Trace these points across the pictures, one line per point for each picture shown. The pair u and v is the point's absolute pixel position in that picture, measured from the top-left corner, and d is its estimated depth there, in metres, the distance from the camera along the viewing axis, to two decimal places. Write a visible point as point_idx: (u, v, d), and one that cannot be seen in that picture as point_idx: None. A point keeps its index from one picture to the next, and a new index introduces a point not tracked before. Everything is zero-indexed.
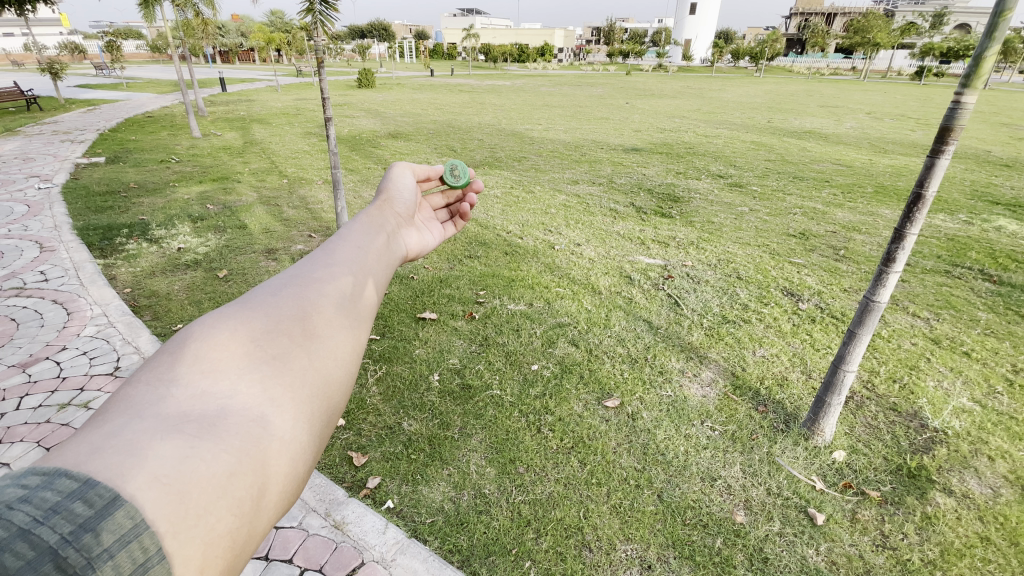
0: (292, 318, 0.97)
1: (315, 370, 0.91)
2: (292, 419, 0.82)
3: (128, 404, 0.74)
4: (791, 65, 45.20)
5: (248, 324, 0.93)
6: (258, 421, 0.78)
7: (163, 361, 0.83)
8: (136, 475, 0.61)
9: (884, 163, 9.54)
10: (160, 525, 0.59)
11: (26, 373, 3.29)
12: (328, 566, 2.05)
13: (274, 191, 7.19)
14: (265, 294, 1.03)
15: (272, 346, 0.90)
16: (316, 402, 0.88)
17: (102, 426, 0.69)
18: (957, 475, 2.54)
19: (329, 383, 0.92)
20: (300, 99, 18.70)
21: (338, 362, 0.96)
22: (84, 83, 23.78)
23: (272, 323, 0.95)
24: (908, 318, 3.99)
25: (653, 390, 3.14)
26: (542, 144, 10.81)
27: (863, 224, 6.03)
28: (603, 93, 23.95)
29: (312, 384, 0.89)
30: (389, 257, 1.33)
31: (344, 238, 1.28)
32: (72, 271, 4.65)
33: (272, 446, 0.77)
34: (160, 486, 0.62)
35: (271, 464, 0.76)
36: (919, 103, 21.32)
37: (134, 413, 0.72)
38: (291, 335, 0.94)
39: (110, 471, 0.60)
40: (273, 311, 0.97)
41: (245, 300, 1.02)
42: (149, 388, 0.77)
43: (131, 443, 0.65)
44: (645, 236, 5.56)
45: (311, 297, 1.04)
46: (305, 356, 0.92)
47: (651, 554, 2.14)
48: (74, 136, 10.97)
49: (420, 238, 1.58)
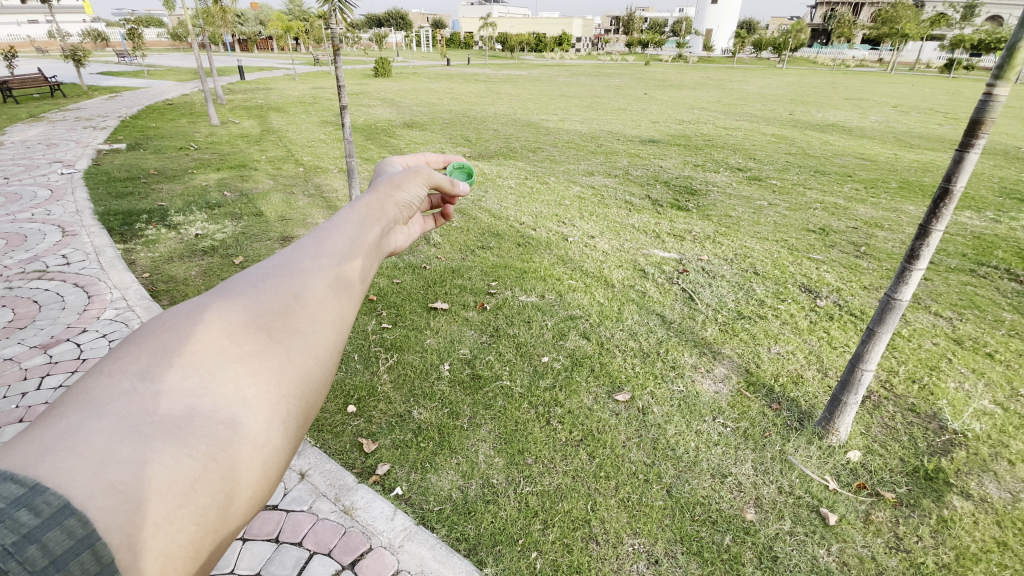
0: (272, 312, 0.89)
1: (295, 368, 0.84)
2: (267, 420, 0.77)
3: (87, 397, 0.70)
4: (815, 56, 44.06)
5: (223, 317, 0.86)
6: (228, 424, 0.73)
7: (129, 353, 0.78)
8: (88, 482, 0.58)
9: (908, 157, 9.28)
10: (114, 536, 0.57)
11: (48, 354, 3.38)
12: (337, 551, 2.08)
13: (291, 179, 7.25)
14: (243, 285, 0.95)
15: (247, 342, 0.84)
16: (293, 404, 0.82)
17: (58, 423, 0.65)
18: (976, 479, 2.48)
19: (308, 382, 0.85)
20: (318, 87, 18.78)
21: (319, 359, 0.89)
22: (108, 70, 24.24)
23: (250, 316, 0.87)
24: (929, 317, 3.89)
25: (665, 384, 3.11)
26: (558, 134, 10.71)
27: (885, 221, 5.88)
28: (620, 83, 23.61)
29: (291, 384, 0.83)
30: (382, 252, 1.22)
31: (337, 224, 1.16)
32: (93, 255, 4.75)
33: (242, 450, 0.73)
34: (115, 494, 0.59)
35: (241, 471, 0.72)
36: (948, 96, 20.66)
37: (93, 409, 0.68)
38: (268, 330, 0.87)
39: (60, 475, 0.57)
40: (252, 305, 0.89)
41: (222, 289, 0.94)
42: (112, 381, 0.73)
43: (86, 443, 0.62)
44: (660, 229, 5.50)
45: (294, 290, 0.94)
46: (284, 354, 0.84)
47: (658, 548, 2.13)
48: (97, 123, 11.18)
49: (413, 233, 1.45)
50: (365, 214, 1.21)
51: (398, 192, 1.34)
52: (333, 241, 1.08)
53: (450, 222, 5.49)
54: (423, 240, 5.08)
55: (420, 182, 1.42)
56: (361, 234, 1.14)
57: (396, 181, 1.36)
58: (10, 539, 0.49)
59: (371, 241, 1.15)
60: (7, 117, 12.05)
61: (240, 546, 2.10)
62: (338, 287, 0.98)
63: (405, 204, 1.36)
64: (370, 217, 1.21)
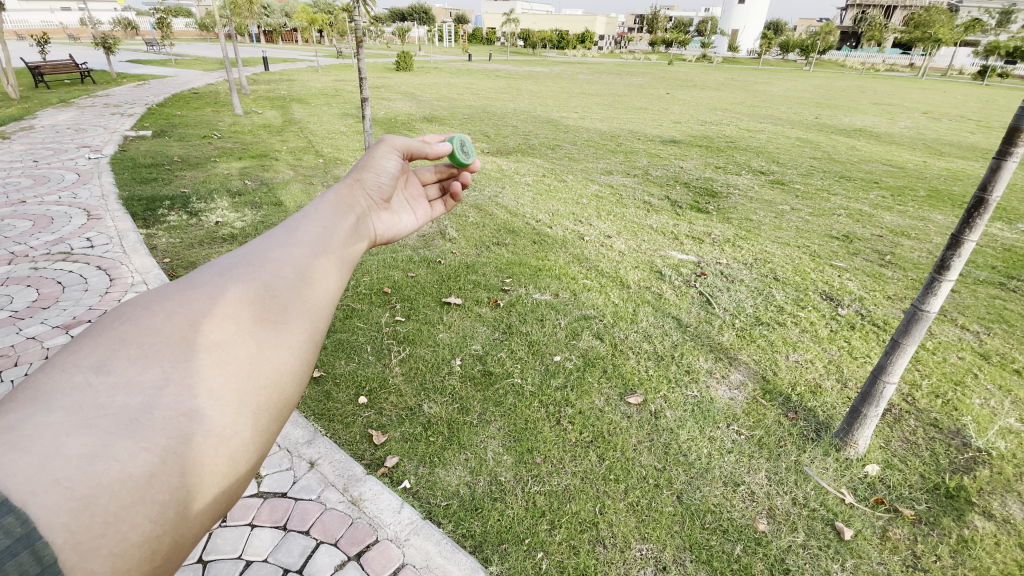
0: (241, 303, 0.96)
1: (264, 359, 0.91)
2: (232, 413, 0.83)
3: (39, 391, 0.73)
4: (845, 58, 43.03)
5: (188, 307, 0.91)
6: (193, 416, 0.78)
7: (84, 345, 0.81)
8: (31, 479, 0.61)
9: (939, 165, 9.01)
10: (58, 536, 0.60)
11: (69, 334, 3.46)
12: (344, 541, 2.08)
13: (310, 170, 7.30)
14: (211, 274, 1.01)
15: (215, 331, 0.89)
16: (263, 395, 0.88)
17: (5, 418, 0.68)
18: (999, 499, 2.39)
19: (280, 373, 0.92)
20: (340, 80, 18.91)
21: (291, 350, 0.96)
22: (135, 58, 24.67)
23: (216, 306, 0.93)
24: (955, 331, 3.76)
25: (679, 389, 3.06)
26: (578, 132, 10.62)
27: (913, 230, 5.71)
28: (643, 82, 23.34)
29: (260, 374, 0.89)
30: (357, 236, 1.32)
31: (310, 213, 1.28)
32: (116, 239, 4.84)
33: (207, 444, 0.79)
34: (60, 490, 0.63)
35: (206, 465, 0.78)
36: (979, 103, 20.15)
37: (43, 404, 0.71)
38: (239, 320, 0.93)
39: (3, 472, 0.60)
40: (221, 296, 0.95)
41: (189, 279, 0.99)
42: (64, 375, 0.75)
43: (32, 440, 0.66)
44: (679, 231, 5.42)
45: (265, 279, 1.02)
46: (254, 345, 0.91)
47: (666, 555, 2.09)
48: (124, 109, 11.40)
49: (396, 219, 1.57)
50: (333, 205, 1.34)
51: (366, 174, 1.50)
52: (305, 232, 1.17)
53: (467, 218, 5.48)
54: (439, 235, 5.08)
55: (389, 161, 1.55)
56: (333, 222, 1.26)
57: (365, 165, 1.50)
58: None
59: (342, 227, 1.27)
60: (38, 102, 12.32)
61: (248, 531, 2.12)
62: (308, 271, 1.08)
63: (374, 185, 1.51)
64: (341, 204, 1.35)
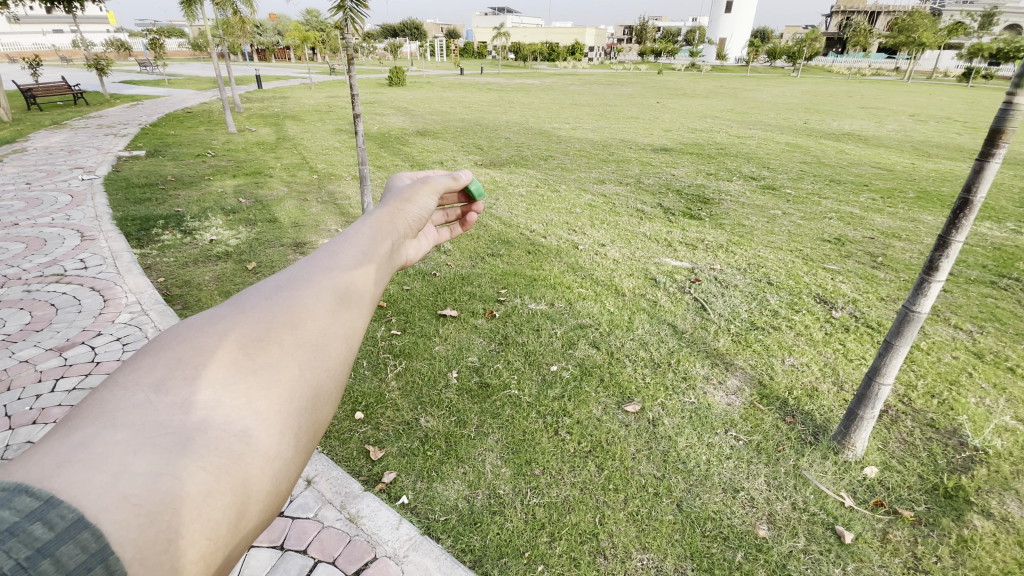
0: (283, 326, 0.86)
1: (306, 381, 0.82)
2: (277, 432, 0.75)
3: (102, 409, 0.68)
4: (831, 64, 43.73)
5: (237, 331, 0.83)
6: (242, 436, 0.71)
7: (142, 365, 0.75)
8: (102, 495, 0.56)
9: (927, 167, 9.10)
10: (127, 551, 0.54)
11: (62, 356, 3.44)
12: (342, 559, 2.06)
13: (304, 186, 7.34)
14: (258, 297, 0.93)
15: (260, 356, 0.81)
16: (305, 417, 0.79)
17: (73, 435, 0.63)
18: (997, 498, 2.39)
19: (320, 395, 0.83)
20: (334, 96, 19.01)
21: (330, 371, 0.86)
22: (128, 79, 24.90)
23: (263, 329, 0.85)
24: (949, 330, 3.79)
25: (676, 396, 3.05)
26: (569, 143, 10.70)
27: (903, 231, 5.76)
28: (634, 92, 23.54)
29: (302, 396, 0.80)
30: (393, 267, 1.20)
31: (348, 237, 1.14)
32: (111, 259, 4.84)
33: (255, 464, 0.71)
34: (128, 507, 0.58)
35: (253, 484, 0.70)
36: (965, 105, 20.38)
37: (108, 422, 0.66)
38: (282, 343, 0.84)
39: (74, 489, 0.55)
40: (266, 320, 0.87)
41: (236, 303, 0.91)
42: (126, 394, 0.70)
43: (101, 457, 0.60)
44: (672, 238, 5.45)
45: (306, 302, 0.92)
46: (296, 366, 0.82)
47: (667, 564, 2.08)
48: (117, 130, 11.44)
49: (423, 244, 1.45)
50: (375, 228, 1.20)
51: (406, 205, 1.35)
52: (346, 255, 1.06)
53: None
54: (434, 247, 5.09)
55: (429, 194, 1.40)
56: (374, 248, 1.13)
57: (406, 195, 1.35)
58: (22, 554, 0.47)
59: (383, 251, 1.14)
60: (32, 124, 12.39)
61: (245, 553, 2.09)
62: (350, 297, 0.97)
63: (414, 218, 1.35)
64: (382, 229, 1.21)
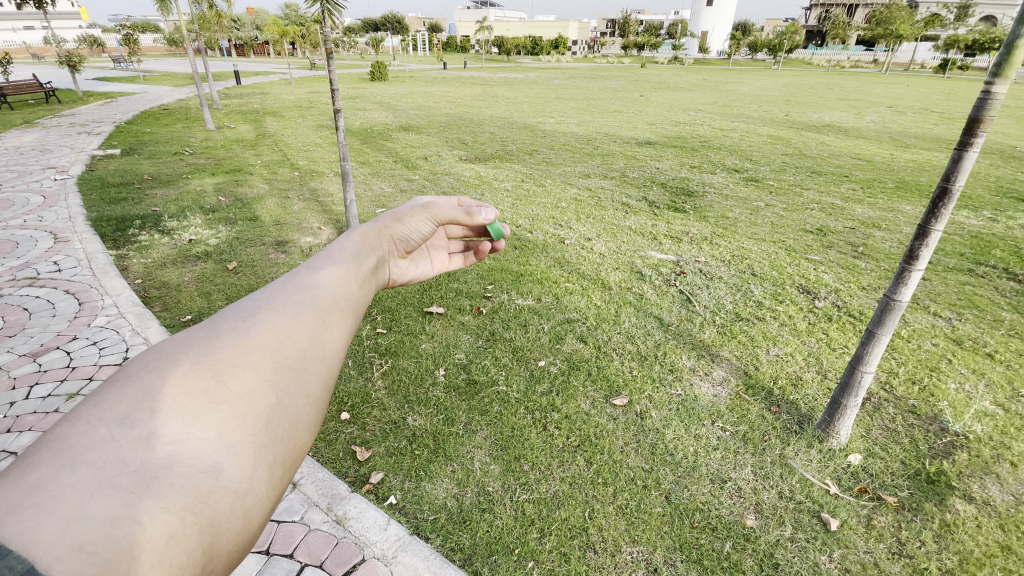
0: (261, 348, 0.83)
1: (283, 409, 0.80)
2: (249, 466, 0.72)
3: (63, 446, 0.64)
4: (811, 57, 44.19)
5: (212, 355, 0.80)
6: (211, 471, 0.68)
7: (110, 394, 0.72)
8: (53, 544, 0.53)
9: (905, 157, 9.27)
10: None
11: (37, 362, 3.34)
12: (329, 562, 2.03)
13: (286, 183, 7.22)
14: (234, 315, 0.90)
15: (235, 381, 0.78)
16: (280, 446, 0.78)
17: (28, 475, 0.59)
18: (978, 482, 2.44)
19: (297, 424, 0.81)
20: (315, 92, 18.69)
21: (310, 399, 0.85)
22: (100, 76, 24.13)
23: (239, 352, 0.82)
24: (928, 318, 3.86)
25: (663, 388, 3.07)
26: (554, 137, 10.67)
27: (883, 221, 5.86)
28: (617, 85, 23.56)
29: (279, 426, 0.78)
30: (376, 280, 1.19)
31: (330, 253, 1.13)
32: (85, 262, 4.70)
33: (224, 502, 0.68)
34: (83, 557, 0.55)
35: (221, 524, 0.68)
36: (942, 96, 20.74)
37: (66, 460, 0.62)
38: (259, 368, 0.81)
39: (26, 538, 0.52)
40: (244, 342, 0.83)
41: (212, 323, 0.87)
42: (89, 428, 0.67)
43: (56, 500, 0.57)
44: (657, 231, 5.47)
45: (285, 322, 0.90)
46: (272, 394, 0.80)
47: (657, 556, 2.09)
48: (90, 128, 11.11)
49: (412, 269, 1.41)
50: (358, 245, 1.19)
51: (397, 226, 1.33)
52: (326, 273, 1.04)
53: None
54: None
55: (425, 218, 1.38)
56: (355, 262, 1.13)
57: (397, 214, 1.34)
58: None
59: (365, 268, 1.13)
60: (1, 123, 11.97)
61: None
62: (329, 314, 0.95)
63: (401, 239, 1.34)
64: (365, 246, 1.20)
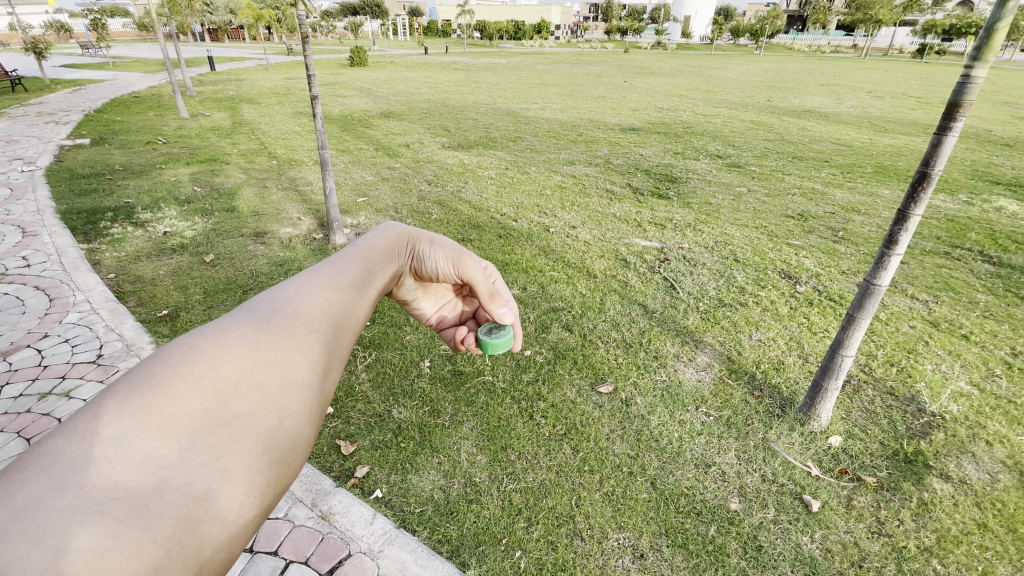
0: (268, 362, 0.75)
1: (282, 432, 0.72)
2: (243, 493, 0.64)
3: (53, 461, 0.55)
4: (792, 41, 44.34)
5: (218, 366, 0.70)
6: (205, 499, 0.60)
7: (105, 403, 0.61)
8: None
9: (884, 142, 9.39)
10: None
11: (7, 362, 3.23)
12: (314, 558, 2.01)
13: (264, 173, 7.05)
14: (242, 317, 0.80)
15: (238, 401, 0.69)
16: (276, 470, 0.70)
17: (13, 497, 0.51)
18: (954, 461, 2.50)
19: (295, 445, 0.73)
20: (293, 78, 18.22)
21: (311, 419, 0.77)
22: (68, 62, 23.23)
23: (246, 366, 0.73)
24: (906, 300, 3.93)
25: (648, 374, 3.09)
26: (538, 123, 10.58)
27: (862, 205, 5.93)
28: (601, 70, 23.39)
29: (276, 449, 0.70)
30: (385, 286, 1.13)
31: (348, 254, 1.06)
32: (55, 256, 4.54)
33: (212, 532, 0.60)
34: None
35: (207, 553, 0.60)
36: (919, 80, 21.00)
37: (55, 480, 0.54)
38: (263, 385, 0.73)
39: None
40: (252, 354, 0.74)
41: (216, 325, 0.77)
42: (83, 444, 0.58)
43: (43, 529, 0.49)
44: (642, 217, 5.48)
45: (298, 332, 0.82)
46: (274, 415, 0.72)
47: (643, 542, 2.11)
48: (58, 117, 10.70)
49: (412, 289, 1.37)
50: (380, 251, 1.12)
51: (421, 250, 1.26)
52: (345, 277, 0.97)
53: (430, 215, 5.39)
54: None
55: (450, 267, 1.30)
56: (372, 267, 1.07)
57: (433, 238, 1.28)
58: None
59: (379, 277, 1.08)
60: None
61: None
62: (341, 327, 0.89)
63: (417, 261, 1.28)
64: (385, 254, 1.13)
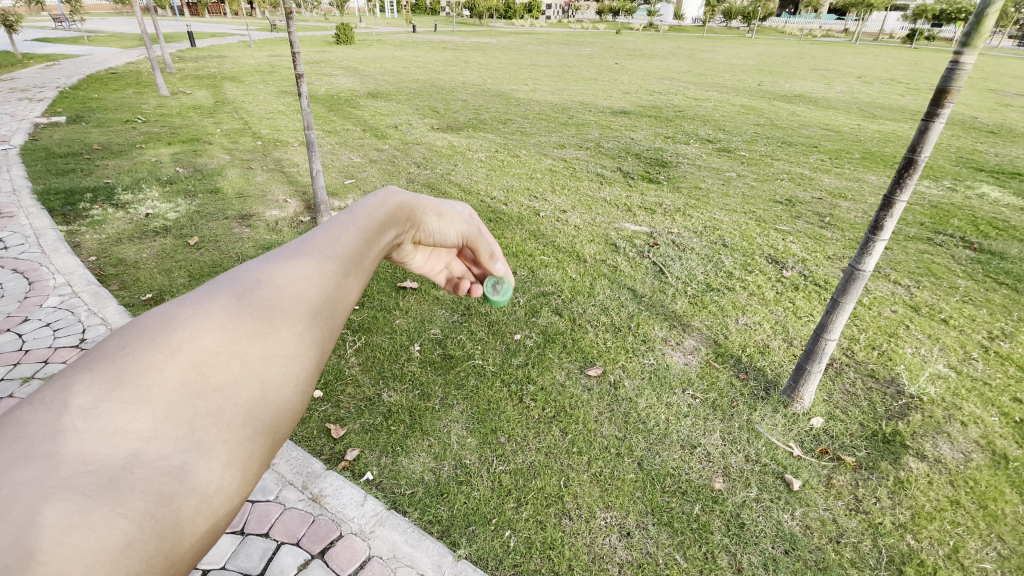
0: (252, 333, 0.69)
1: (266, 404, 0.66)
2: (222, 465, 0.60)
3: (20, 435, 0.53)
4: (784, 24, 44.10)
5: (197, 336, 0.65)
6: (179, 473, 0.56)
7: (77, 374, 0.59)
8: None
9: (872, 128, 9.44)
10: None
11: None
12: (306, 540, 2.03)
13: (249, 153, 6.90)
14: (226, 287, 0.75)
15: (218, 372, 0.64)
16: (261, 440, 0.65)
17: None
18: (931, 441, 2.58)
19: (281, 416, 0.68)
20: (277, 55, 17.71)
21: (301, 388, 0.71)
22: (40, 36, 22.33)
23: (228, 337, 0.67)
24: (889, 285, 4.00)
25: (636, 358, 3.13)
26: (528, 105, 10.45)
27: (849, 191, 5.99)
28: (592, 51, 23.07)
29: (259, 420, 0.65)
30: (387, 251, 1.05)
31: (346, 217, 0.98)
32: (33, 238, 4.43)
33: (189, 505, 0.56)
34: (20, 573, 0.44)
35: (185, 528, 0.57)
36: (908, 66, 21.07)
37: (21, 454, 0.51)
38: (246, 356, 0.67)
39: None
40: (234, 325, 0.69)
41: (198, 295, 0.72)
42: (51, 416, 0.55)
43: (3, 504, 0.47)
44: (632, 202, 5.48)
45: (286, 301, 0.76)
46: (258, 387, 0.66)
47: (630, 521, 2.16)
48: (32, 94, 10.32)
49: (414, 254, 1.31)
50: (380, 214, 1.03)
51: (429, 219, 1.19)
52: (341, 242, 0.90)
53: None
54: None
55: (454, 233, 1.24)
56: (373, 230, 0.98)
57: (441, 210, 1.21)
58: None
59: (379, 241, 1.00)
60: None
61: None
62: (335, 295, 0.82)
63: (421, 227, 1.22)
64: (386, 218, 1.05)
